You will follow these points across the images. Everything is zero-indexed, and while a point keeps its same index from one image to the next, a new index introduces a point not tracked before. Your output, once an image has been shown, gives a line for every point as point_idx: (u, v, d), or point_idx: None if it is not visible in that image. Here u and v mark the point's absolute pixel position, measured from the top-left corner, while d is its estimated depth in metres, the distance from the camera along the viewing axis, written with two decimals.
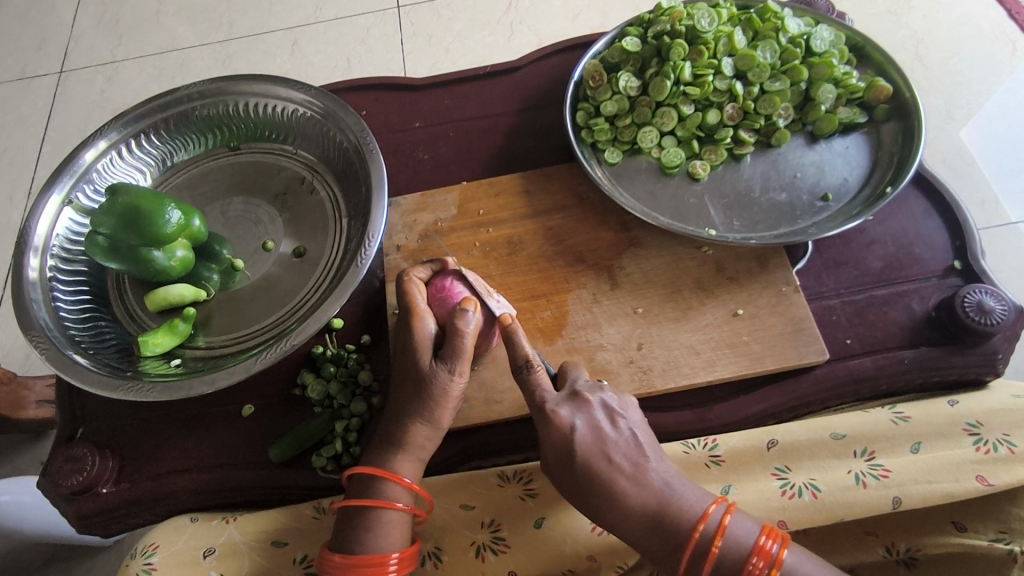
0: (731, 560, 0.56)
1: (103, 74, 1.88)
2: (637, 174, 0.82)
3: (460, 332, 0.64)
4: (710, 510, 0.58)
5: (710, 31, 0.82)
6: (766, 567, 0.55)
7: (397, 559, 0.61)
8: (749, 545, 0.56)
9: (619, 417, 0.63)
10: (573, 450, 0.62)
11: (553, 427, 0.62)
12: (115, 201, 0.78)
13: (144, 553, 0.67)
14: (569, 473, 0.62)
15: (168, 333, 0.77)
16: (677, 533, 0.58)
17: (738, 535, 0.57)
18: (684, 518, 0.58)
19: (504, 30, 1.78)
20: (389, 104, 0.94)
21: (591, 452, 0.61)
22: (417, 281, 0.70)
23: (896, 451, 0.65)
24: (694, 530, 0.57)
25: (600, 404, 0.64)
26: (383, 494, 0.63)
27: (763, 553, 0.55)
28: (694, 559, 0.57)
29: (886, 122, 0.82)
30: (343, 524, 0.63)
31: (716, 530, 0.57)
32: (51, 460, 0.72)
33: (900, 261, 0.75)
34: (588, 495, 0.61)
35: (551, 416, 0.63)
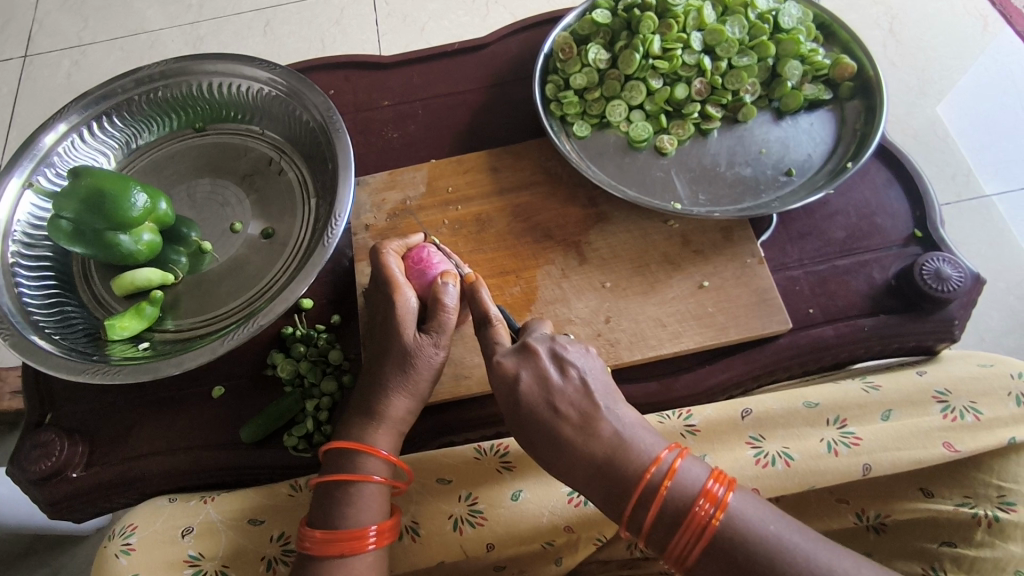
0: (678, 504, 0.53)
1: (69, 57, 1.83)
2: (605, 149, 0.82)
3: (443, 306, 0.66)
4: (662, 453, 0.55)
5: (679, 5, 0.83)
6: (713, 509, 0.52)
7: (377, 531, 0.61)
8: (697, 487, 0.53)
9: (568, 364, 0.60)
10: (517, 398, 0.59)
11: (499, 375, 0.61)
12: (79, 183, 0.76)
13: (122, 534, 0.67)
14: (519, 424, 0.60)
15: (135, 316, 0.76)
16: (621, 481, 0.54)
17: (686, 481, 0.54)
18: (631, 467, 0.54)
19: (480, 9, 1.77)
20: (357, 83, 0.93)
21: (536, 403, 0.59)
22: (392, 253, 0.70)
23: (867, 419, 0.66)
24: (643, 472, 0.54)
25: (549, 354, 0.61)
26: (361, 470, 0.63)
27: (710, 496, 0.52)
28: (637, 504, 0.54)
29: (850, 100, 0.83)
30: (321, 500, 0.63)
31: (666, 473, 0.54)
32: (20, 446, 0.72)
33: (862, 231, 0.76)
34: (538, 445, 0.59)
35: (498, 366, 0.61)
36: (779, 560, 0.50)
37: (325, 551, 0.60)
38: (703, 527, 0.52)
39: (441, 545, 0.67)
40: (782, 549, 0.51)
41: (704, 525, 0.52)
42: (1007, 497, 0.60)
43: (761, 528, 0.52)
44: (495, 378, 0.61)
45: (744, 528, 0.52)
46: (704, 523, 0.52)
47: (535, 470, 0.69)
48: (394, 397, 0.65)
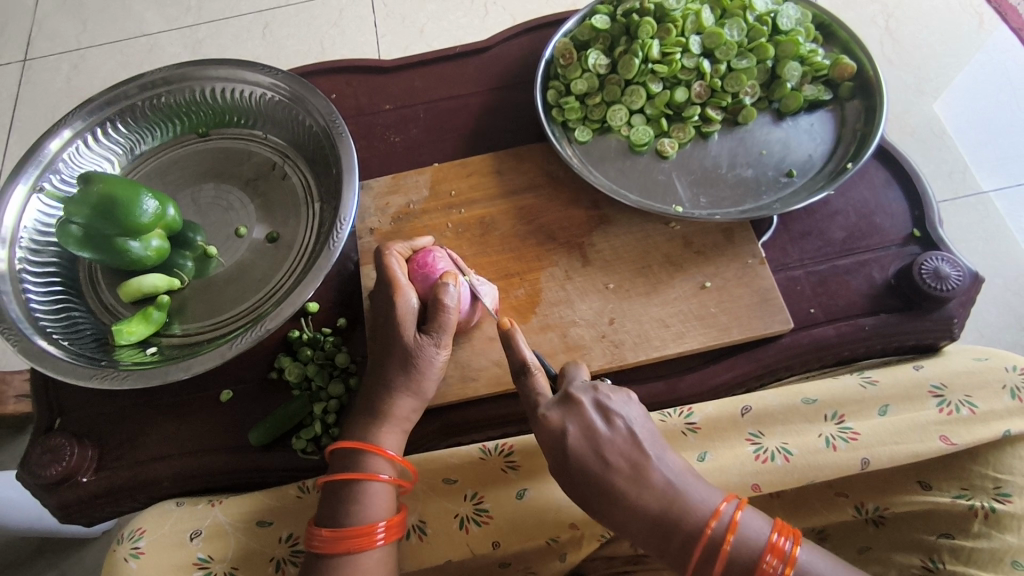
0: (743, 559, 0.55)
1: (69, 62, 1.84)
2: (607, 152, 0.83)
3: (443, 306, 0.66)
4: (721, 506, 0.57)
5: (677, 9, 0.83)
6: (780, 564, 0.55)
7: (385, 527, 0.62)
8: (763, 541, 0.55)
9: (615, 416, 0.62)
10: (567, 452, 0.61)
11: (546, 428, 0.62)
12: (89, 190, 0.77)
13: (131, 538, 0.68)
14: (569, 478, 0.61)
15: (142, 321, 0.77)
16: (684, 534, 0.57)
17: (749, 533, 0.56)
18: (692, 520, 0.57)
19: (479, 10, 1.77)
20: (359, 87, 0.93)
21: (587, 458, 0.60)
22: (395, 254, 0.71)
23: (864, 414, 0.67)
24: (704, 526, 0.56)
25: (594, 405, 0.63)
26: (366, 468, 0.64)
27: (775, 550, 0.55)
28: (704, 558, 0.56)
29: (850, 100, 0.84)
30: (329, 498, 0.64)
31: (728, 527, 0.56)
32: (30, 451, 0.72)
33: (861, 231, 0.77)
34: (592, 499, 0.60)
35: (543, 419, 0.62)
36: None
37: (334, 549, 0.60)
38: None
39: (447, 543, 0.68)
40: None
41: None
42: (1003, 489, 0.62)
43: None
44: (540, 430, 0.63)
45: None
46: None
47: (538, 469, 0.70)
48: (399, 398, 0.66)
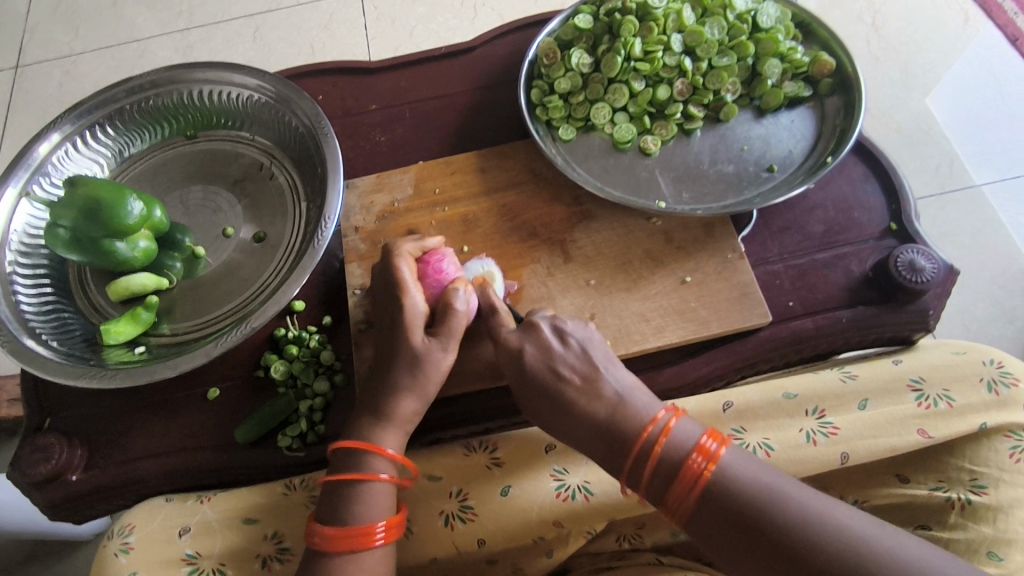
0: (672, 458, 0.59)
1: (61, 67, 1.86)
2: (590, 151, 0.84)
3: (453, 309, 0.67)
4: (658, 414, 0.61)
5: (659, 8, 0.84)
6: (705, 462, 0.57)
7: (384, 527, 0.63)
8: (691, 443, 0.59)
9: (570, 336, 0.67)
10: (523, 368, 0.66)
11: (506, 348, 0.67)
12: (75, 193, 0.78)
13: (121, 534, 0.69)
14: (526, 391, 0.66)
15: (131, 321, 0.78)
16: (623, 438, 0.61)
17: (680, 437, 0.60)
18: (631, 427, 0.61)
19: (468, 11, 1.79)
20: (344, 88, 0.94)
21: (544, 373, 0.65)
22: (405, 254, 0.72)
23: (845, 408, 0.68)
24: (642, 431, 0.60)
25: (552, 328, 0.67)
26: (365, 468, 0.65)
27: (704, 450, 0.58)
28: (639, 460, 0.60)
29: (830, 96, 0.84)
30: (328, 499, 0.65)
31: (661, 431, 0.60)
32: (20, 451, 0.73)
33: (839, 225, 0.78)
34: (544, 409, 0.65)
35: (504, 345, 0.67)
36: (770, 506, 0.55)
37: (333, 547, 0.61)
38: (697, 477, 0.57)
39: (436, 541, 0.68)
40: (770, 495, 0.56)
41: (697, 476, 0.57)
42: (979, 481, 0.63)
43: (754, 483, 0.56)
44: (500, 353, 0.67)
45: (734, 479, 0.57)
46: (697, 474, 0.57)
47: (523, 467, 0.70)
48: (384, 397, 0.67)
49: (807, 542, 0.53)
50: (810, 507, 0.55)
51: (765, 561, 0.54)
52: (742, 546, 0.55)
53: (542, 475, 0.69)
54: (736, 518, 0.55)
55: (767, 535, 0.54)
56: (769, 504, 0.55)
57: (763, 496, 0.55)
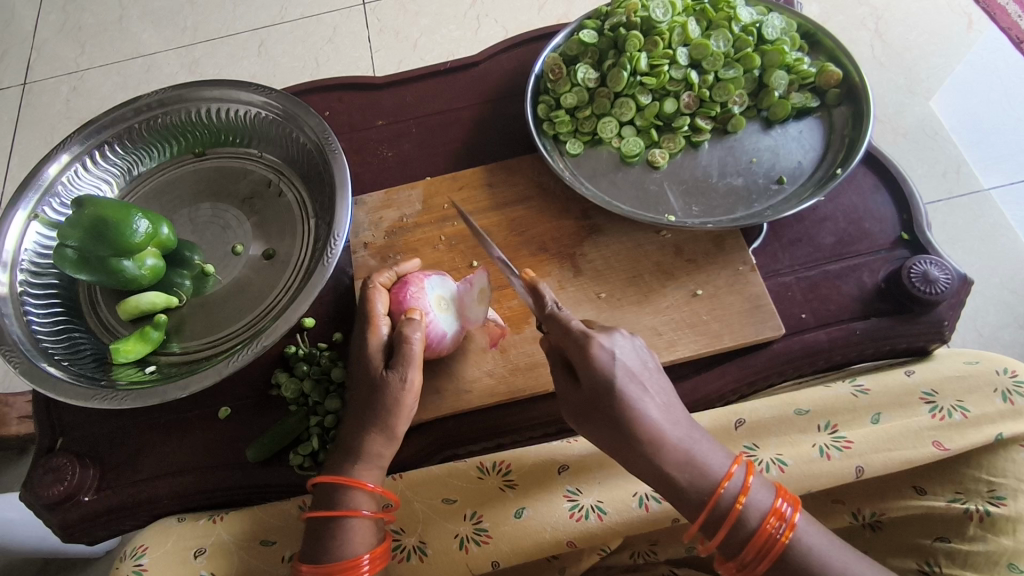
0: (749, 521, 0.57)
1: (68, 84, 1.89)
2: (598, 164, 0.84)
3: (407, 338, 0.67)
4: (733, 470, 0.58)
5: (664, 22, 0.84)
6: (782, 527, 0.57)
7: (369, 560, 0.62)
8: (764, 508, 0.57)
9: (641, 350, 0.63)
10: (614, 377, 0.59)
11: (597, 353, 0.59)
12: (82, 214, 0.78)
13: (133, 555, 0.68)
14: (608, 408, 0.59)
15: (140, 340, 0.78)
16: (700, 489, 0.58)
17: (755, 497, 0.58)
18: (709, 478, 0.58)
19: (471, 23, 1.82)
20: (351, 104, 0.95)
21: (632, 389, 0.59)
22: (381, 288, 0.73)
23: (857, 422, 0.67)
24: (718, 487, 0.57)
25: (627, 339, 0.62)
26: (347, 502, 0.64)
27: (779, 516, 0.57)
28: (712, 519, 0.58)
29: (837, 106, 0.84)
30: (311, 536, 0.64)
31: (739, 491, 0.58)
32: (33, 471, 0.73)
33: (851, 236, 0.78)
34: (630, 432, 0.58)
35: (596, 354, 0.59)
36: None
37: None
38: (773, 543, 0.56)
39: (448, 566, 0.65)
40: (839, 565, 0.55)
41: (773, 542, 0.57)
42: (997, 492, 0.62)
43: (823, 554, 0.56)
44: (579, 361, 0.60)
45: (806, 544, 0.56)
46: (773, 540, 0.57)
47: (538, 487, 0.68)
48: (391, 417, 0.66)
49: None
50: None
51: None
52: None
53: (556, 494, 0.67)
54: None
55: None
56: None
57: (834, 567, 0.55)
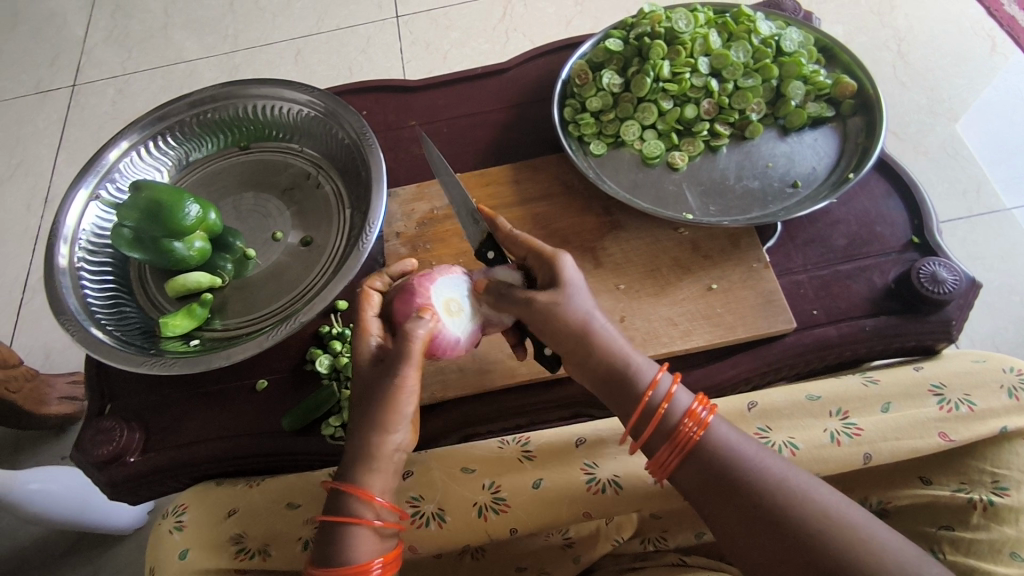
0: (670, 421, 0.63)
1: (115, 86, 1.99)
2: (620, 165, 0.88)
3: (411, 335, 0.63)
4: (659, 378, 0.65)
5: (687, 33, 0.89)
6: (696, 426, 0.62)
7: (381, 563, 0.58)
8: (684, 408, 0.64)
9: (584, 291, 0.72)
10: (574, 289, 0.67)
11: (560, 265, 0.68)
12: (138, 197, 0.84)
13: (174, 513, 0.73)
14: (568, 309, 0.66)
15: (187, 316, 0.84)
16: (632, 388, 0.65)
17: (678, 403, 0.64)
18: (641, 380, 0.65)
19: (500, 37, 1.90)
20: (386, 105, 1.00)
21: (585, 296, 0.68)
22: (371, 292, 0.71)
23: (869, 410, 0.70)
24: (645, 392, 0.65)
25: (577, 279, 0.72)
26: (377, 503, 0.60)
27: (694, 416, 0.63)
28: (638, 418, 0.65)
29: (852, 116, 0.87)
30: (319, 540, 0.60)
31: (663, 396, 0.64)
32: (84, 432, 0.79)
33: (862, 239, 0.81)
34: (589, 332, 0.66)
35: (563, 266, 0.68)
36: (747, 468, 0.60)
37: None
38: (689, 440, 0.62)
39: (467, 529, 0.69)
40: (747, 461, 0.60)
41: (690, 439, 0.62)
42: (1001, 483, 0.63)
43: (732, 448, 0.61)
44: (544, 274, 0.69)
45: (718, 441, 0.62)
46: (689, 437, 0.62)
47: (555, 462, 0.72)
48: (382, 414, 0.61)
49: (788, 508, 0.57)
50: (797, 483, 0.59)
51: (741, 524, 0.58)
52: (725, 508, 0.59)
53: (572, 466, 0.71)
54: (723, 484, 0.60)
55: (751, 500, 0.58)
56: (748, 469, 0.60)
57: (751, 467, 0.60)
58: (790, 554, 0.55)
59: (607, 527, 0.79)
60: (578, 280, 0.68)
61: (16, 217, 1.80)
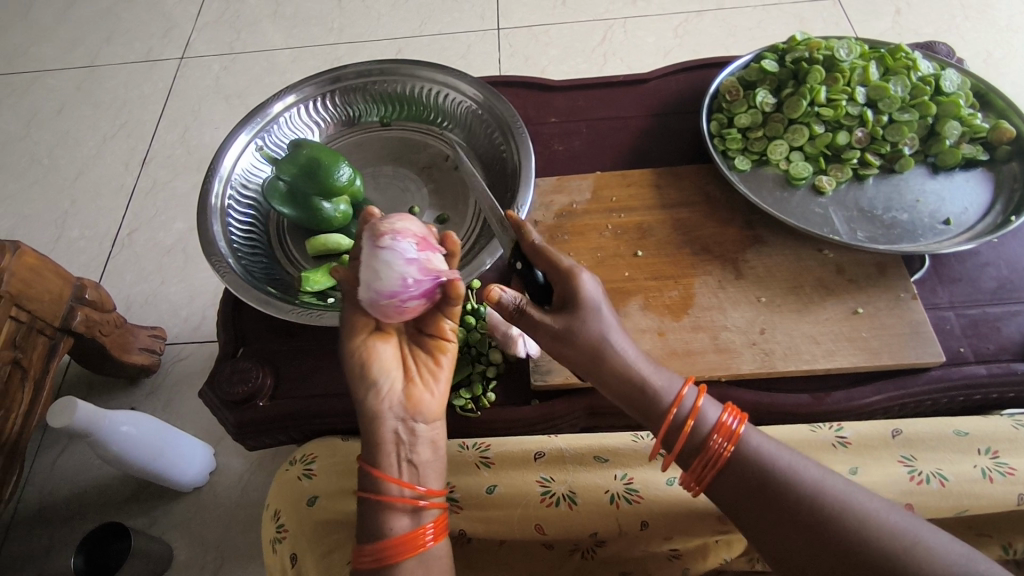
0: (695, 439, 0.61)
1: (221, 63, 2.08)
2: (764, 182, 0.89)
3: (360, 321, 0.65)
4: (682, 394, 0.62)
5: (847, 62, 0.90)
6: (724, 442, 0.60)
7: (431, 527, 0.62)
8: (714, 421, 0.61)
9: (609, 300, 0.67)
10: (587, 312, 0.63)
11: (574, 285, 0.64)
12: (299, 153, 0.87)
13: (304, 461, 0.78)
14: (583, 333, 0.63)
15: (326, 273, 0.86)
16: (653, 408, 0.62)
17: (704, 419, 0.61)
18: (664, 397, 0.62)
19: (598, 59, 1.94)
20: (527, 100, 1.03)
21: (602, 314, 0.64)
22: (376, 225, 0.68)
23: (1020, 453, 0.70)
24: (669, 410, 0.61)
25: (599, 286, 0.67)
26: (391, 480, 0.61)
27: (725, 431, 0.60)
28: (668, 432, 0.61)
29: (1006, 163, 0.87)
30: (360, 520, 0.62)
31: (689, 413, 0.61)
32: (220, 369, 0.81)
33: (1013, 283, 0.80)
34: (603, 353, 0.63)
35: (581, 285, 0.64)
36: (783, 477, 0.57)
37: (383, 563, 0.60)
38: (717, 459, 0.59)
39: (598, 513, 0.73)
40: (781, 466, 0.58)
41: (718, 457, 0.59)
42: None
43: (768, 452, 0.59)
44: (563, 290, 0.65)
45: (749, 448, 0.59)
46: (717, 454, 0.59)
47: None
48: (359, 383, 0.63)
49: (836, 515, 0.54)
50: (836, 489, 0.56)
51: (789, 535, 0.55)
52: (763, 518, 0.57)
53: None
54: (759, 492, 0.57)
55: (796, 506, 0.56)
56: (782, 477, 0.57)
57: (793, 473, 0.57)
58: (839, 564, 0.53)
59: (716, 544, 0.74)
60: (597, 300, 0.64)
61: (115, 173, 1.86)
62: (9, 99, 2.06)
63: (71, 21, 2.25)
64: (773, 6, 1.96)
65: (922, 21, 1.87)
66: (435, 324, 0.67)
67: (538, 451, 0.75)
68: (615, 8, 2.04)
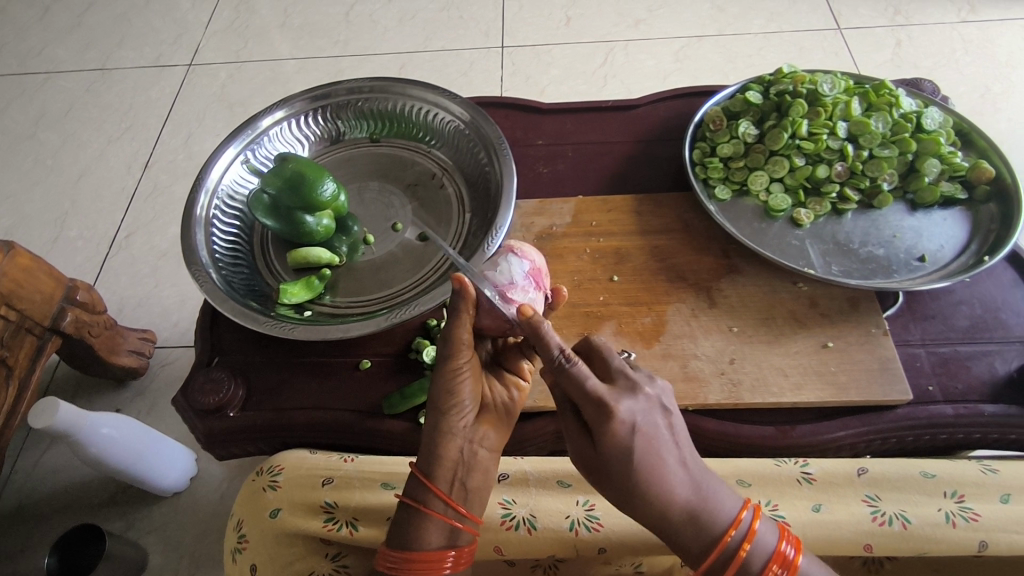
0: (753, 564, 0.59)
1: (228, 71, 2.11)
2: (743, 212, 0.89)
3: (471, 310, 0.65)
4: (740, 515, 0.59)
5: (829, 96, 0.90)
6: (782, 570, 0.59)
7: (455, 556, 0.62)
8: (771, 549, 0.59)
9: (665, 412, 0.60)
10: (627, 452, 0.57)
11: (608, 425, 0.57)
12: (285, 167, 0.88)
13: (271, 472, 0.78)
14: (619, 478, 0.58)
15: (305, 287, 0.87)
16: (708, 531, 0.58)
17: (760, 543, 0.60)
18: (720, 520, 0.59)
19: (598, 80, 1.96)
20: (516, 122, 1.04)
21: (643, 453, 0.57)
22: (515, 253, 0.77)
23: (985, 498, 0.70)
24: (724, 533, 0.58)
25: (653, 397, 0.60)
26: (439, 496, 0.61)
27: (783, 559, 0.59)
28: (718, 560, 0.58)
29: (984, 203, 0.87)
30: (395, 525, 0.63)
31: (745, 535, 0.59)
32: (194, 379, 0.82)
33: (985, 323, 0.80)
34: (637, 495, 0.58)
35: (614, 425, 0.57)
36: None
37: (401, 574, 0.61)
38: None
39: (557, 539, 0.72)
40: None
41: None
42: None
43: None
44: (596, 422, 0.58)
45: None
46: None
47: None
48: (446, 394, 0.64)
49: None
50: None
51: None
52: None
53: None
54: None
55: None
56: None
57: None
58: None
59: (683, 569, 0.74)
60: (638, 436, 0.57)
61: (117, 175, 1.89)
62: (18, 99, 2.09)
63: (84, 25, 2.30)
64: (774, 34, 1.98)
65: (921, 53, 1.89)
66: (515, 364, 0.72)
67: (503, 473, 0.76)
68: (617, 30, 2.06)
